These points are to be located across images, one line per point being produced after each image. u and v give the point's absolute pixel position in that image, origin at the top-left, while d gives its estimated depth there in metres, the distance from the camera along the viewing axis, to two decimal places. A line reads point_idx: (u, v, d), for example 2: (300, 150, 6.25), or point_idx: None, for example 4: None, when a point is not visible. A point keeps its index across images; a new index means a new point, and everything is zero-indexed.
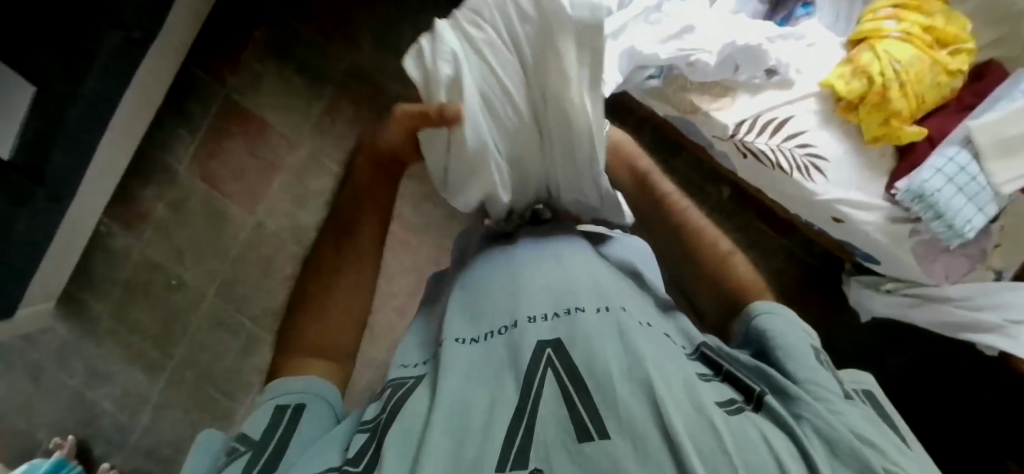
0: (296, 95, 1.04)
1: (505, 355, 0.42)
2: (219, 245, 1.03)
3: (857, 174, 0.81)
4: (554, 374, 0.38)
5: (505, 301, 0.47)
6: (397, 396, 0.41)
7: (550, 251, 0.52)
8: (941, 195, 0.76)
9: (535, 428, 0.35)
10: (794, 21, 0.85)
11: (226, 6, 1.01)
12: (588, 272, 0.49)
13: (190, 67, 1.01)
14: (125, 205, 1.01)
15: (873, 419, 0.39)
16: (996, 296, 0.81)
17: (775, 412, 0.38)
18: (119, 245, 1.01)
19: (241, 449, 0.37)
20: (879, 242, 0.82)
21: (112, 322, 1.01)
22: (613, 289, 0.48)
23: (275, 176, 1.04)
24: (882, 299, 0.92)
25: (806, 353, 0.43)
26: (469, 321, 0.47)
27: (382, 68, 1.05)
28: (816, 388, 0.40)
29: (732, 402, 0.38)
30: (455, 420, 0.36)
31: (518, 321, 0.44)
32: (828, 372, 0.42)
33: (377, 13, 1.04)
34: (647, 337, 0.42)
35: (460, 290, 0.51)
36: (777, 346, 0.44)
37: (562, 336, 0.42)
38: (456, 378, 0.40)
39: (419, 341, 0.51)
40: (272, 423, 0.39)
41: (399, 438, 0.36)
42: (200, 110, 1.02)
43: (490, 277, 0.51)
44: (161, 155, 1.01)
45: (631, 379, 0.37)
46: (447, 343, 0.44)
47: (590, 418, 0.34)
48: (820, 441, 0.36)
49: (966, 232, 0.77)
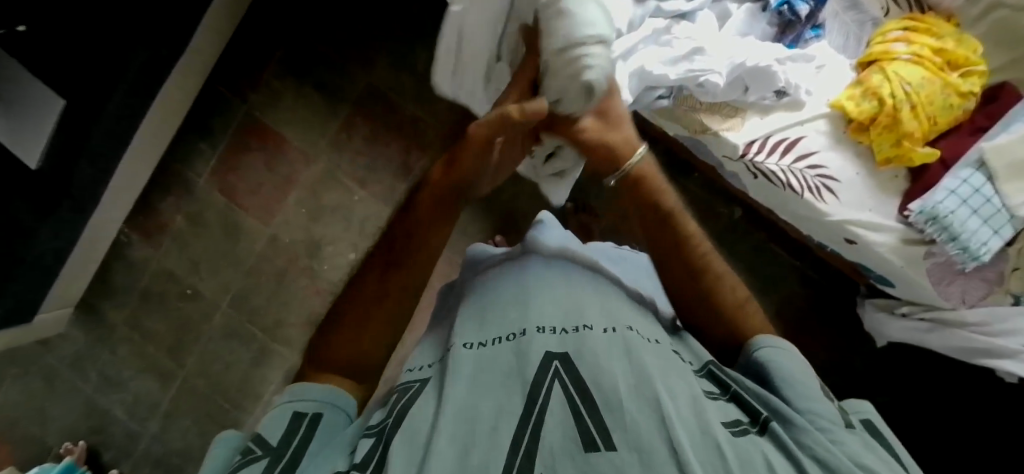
0: (313, 112, 1.07)
1: (512, 362, 0.42)
2: (234, 257, 1.05)
3: (870, 195, 0.81)
4: (560, 384, 0.39)
5: (515, 310, 0.47)
6: (403, 402, 0.42)
7: (562, 271, 0.53)
8: (955, 217, 0.76)
9: (541, 433, 0.35)
10: (803, 43, 0.84)
11: (249, 26, 1.04)
12: (598, 294, 0.50)
13: (214, 84, 1.04)
14: (145, 215, 1.03)
15: (870, 443, 0.40)
16: (1014, 321, 0.78)
17: (780, 437, 0.38)
18: (136, 255, 1.03)
19: (256, 452, 0.38)
20: (893, 264, 0.81)
21: (126, 330, 1.02)
22: (618, 305, 0.49)
23: (290, 190, 1.06)
24: (897, 322, 0.91)
25: (803, 376, 0.45)
26: (477, 329, 0.47)
27: (399, 88, 1.07)
28: (817, 418, 0.41)
29: (737, 424, 0.39)
30: (460, 420, 0.37)
31: (527, 328, 0.45)
32: (829, 401, 0.43)
33: (392, 33, 1.06)
34: (653, 354, 0.43)
35: (470, 300, 0.52)
36: (776, 376, 0.45)
37: (570, 350, 0.42)
38: (463, 385, 0.40)
39: (431, 347, 0.52)
40: (290, 429, 0.40)
41: (406, 440, 0.37)
42: (221, 126, 1.05)
43: (503, 287, 0.52)
44: (182, 167, 1.04)
45: (639, 393, 0.38)
46: (455, 348, 0.44)
47: (597, 431, 0.35)
48: (819, 466, 0.36)
49: (983, 255, 0.76)
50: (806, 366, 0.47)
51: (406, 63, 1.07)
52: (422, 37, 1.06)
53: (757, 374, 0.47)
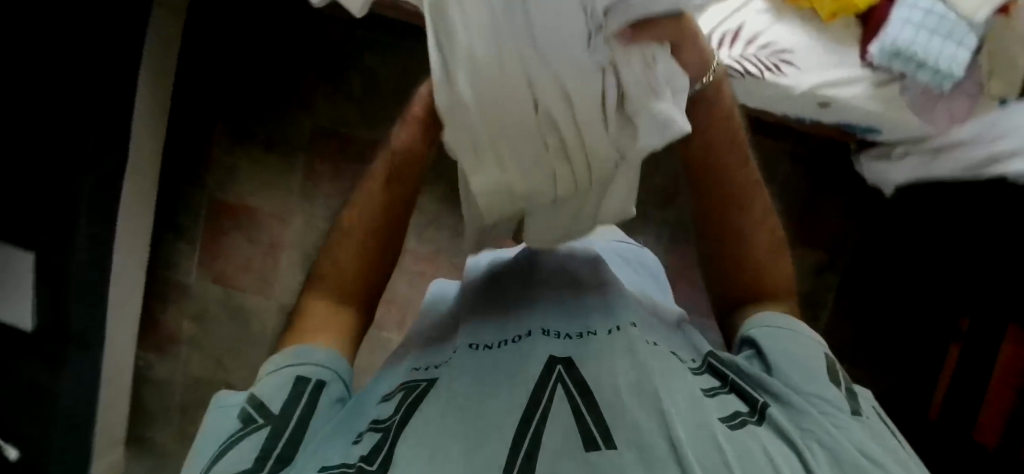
0: (271, 173, 1.03)
1: (519, 365, 0.48)
2: (251, 339, 1.04)
3: (832, 54, 0.79)
4: (563, 387, 0.44)
5: (526, 321, 0.56)
6: (410, 399, 0.46)
7: (563, 285, 0.61)
8: (917, 45, 0.73)
9: (544, 429, 0.40)
10: None
11: (181, 115, 1.02)
12: (601, 298, 0.58)
13: (170, 183, 1.03)
14: (154, 332, 1.05)
15: (858, 426, 0.44)
16: (1005, 124, 0.78)
17: (777, 424, 0.44)
18: (160, 372, 1.05)
19: (258, 422, 0.44)
20: (874, 111, 0.80)
21: (179, 444, 1.04)
22: (619, 307, 0.56)
23: (279, 255, 1.05)
24: (897, 166, 0.90)
25: (793, 344, 0.52)
26: (493, 334, 0.55)
27: (344, 118, 1.02)
28: (819, 402, 0.46)
29: (734, 420, 0.44)
30: (470, 422, 0.42)
31: (534, 335, 0.52)
32: (833, 386, 0.48)
33: (320, 65, 1.01)
34: (654, 352, 0.49)
35: (477, 311, 0.60)
36: (779, 350, 0.52)
37: (571, 356, 0.48)
38: (472, 392, 0.45)
39: (436, 347, 0.57)
40: (291, 397, 0.47)
41: (413, 443, 0.40)
42: (191, 220, 1.04)
43: (513, 301, 0.60)
44: (170, 273, 1.04)
45: (641, 396, 0.43)
46: (463, 348, 0.52)
47: (595, 427, 0.40)
48: (822, 449, 0.42)
49: (956, 71, 0.74)
50: (805, 345, 0.53)
51: (342, 90, 1.02)
52: (351, 59, 1.01)
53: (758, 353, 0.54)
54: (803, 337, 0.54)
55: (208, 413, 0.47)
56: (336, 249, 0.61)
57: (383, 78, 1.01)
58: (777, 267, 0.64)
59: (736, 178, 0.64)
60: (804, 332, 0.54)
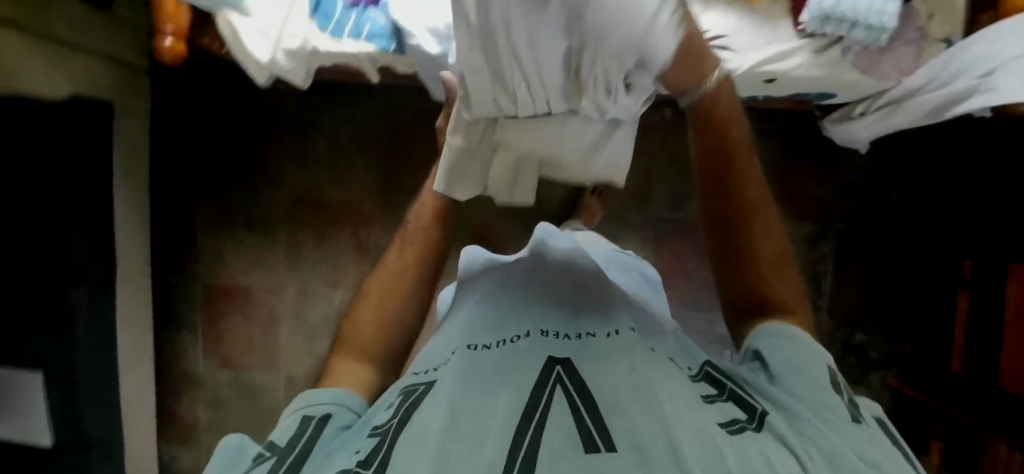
0: (256, 249, 1.06)
1: (517, 366, 0.48)
2: (265, 415, 1.05)
3: (762, 31, 0.78)
4: (562, 387, 0.44)
5: (522, 323, 0.56)
6: (409, 401, 0.46)
7: (557, 295, 0.62)
8: (845, 4, 0.72)
9: (542, 428, 0.39)
10: None
11: (161, 212, 1.06)
12: (596, 310, 0.59)
13: (163, 279, 1.07)
14: (172, 424, 1.08)
15: (866, 441, 0.41)
16: (956, 62, 0.76)
17: (776, 431, 0.42)
18: (184, 463, 1.08)
19: (266, 455, 0.45)
20: (820, 77, 0.79)
21: None
22: (618, 316, 0.57)
23: (277, 328, 1.06)
24: (861, 124, 0.89)
25: (794, 353, 0.50)
26: (490, 334, 0.55)
27: (316, 183, 1.05)
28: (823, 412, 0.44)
29: (734, 426, 0.42)
30: (464, 421, 0.41)
31: (532, 339, 0.53)
32: (836, 397, 0.46)
33: (283, 138, 1.04)
34: (651, 358, 0.50)
35: (478, 309, 0.60)
36: (777, 355, 0.51)
37: (570, 357, 0.48)
38: (471, 389, 0.45)
39: (432, 351, 0.57)
40: (297, 432, 0.48)
41: (408, 440, 0.40)
42: (188, 310, 1.07)
43: (507, 303, 0.60)
44: (177, 366, 1.08)
45: (640, 400, 0.42)
46: (461, 349, 0.52)
47: (594, 429, 0.39)
48: (820, 458, 0.40)
49: (889, 23, 0.72)
50: (811, 353, 0.51)
51: (309, 157, 1.04)
52: (311, 125, 1.03)
53: (760, 362, 0.52)
54: (809, 343, 0.52)
55: (215, 453, 0.47)
56: (365, 308, 0.67)
57: (347, 139, 1.03)
58: (790, 286, 0.60)
59: (748, 176, 0.62)
60: (796, 334, 0.52)
